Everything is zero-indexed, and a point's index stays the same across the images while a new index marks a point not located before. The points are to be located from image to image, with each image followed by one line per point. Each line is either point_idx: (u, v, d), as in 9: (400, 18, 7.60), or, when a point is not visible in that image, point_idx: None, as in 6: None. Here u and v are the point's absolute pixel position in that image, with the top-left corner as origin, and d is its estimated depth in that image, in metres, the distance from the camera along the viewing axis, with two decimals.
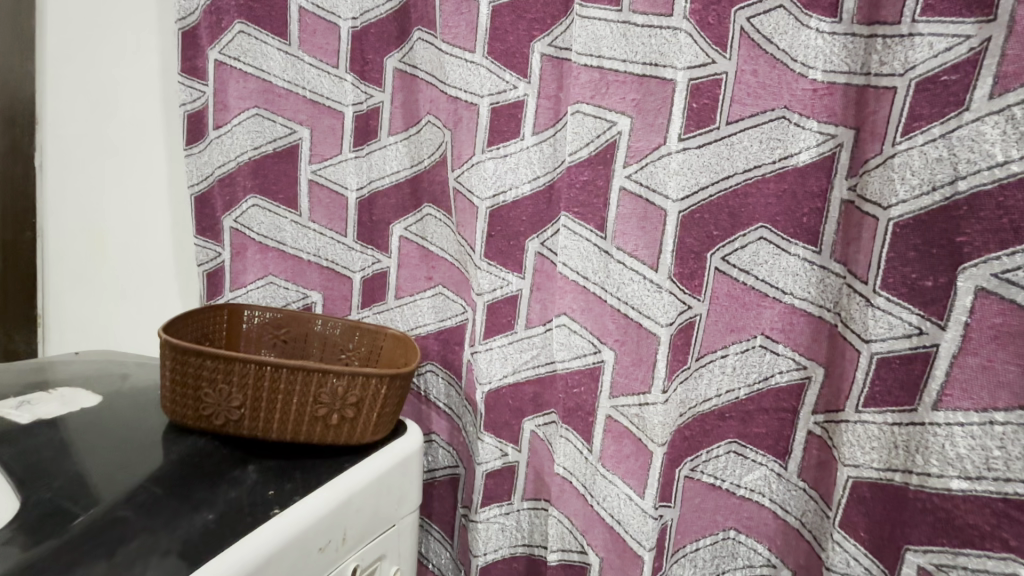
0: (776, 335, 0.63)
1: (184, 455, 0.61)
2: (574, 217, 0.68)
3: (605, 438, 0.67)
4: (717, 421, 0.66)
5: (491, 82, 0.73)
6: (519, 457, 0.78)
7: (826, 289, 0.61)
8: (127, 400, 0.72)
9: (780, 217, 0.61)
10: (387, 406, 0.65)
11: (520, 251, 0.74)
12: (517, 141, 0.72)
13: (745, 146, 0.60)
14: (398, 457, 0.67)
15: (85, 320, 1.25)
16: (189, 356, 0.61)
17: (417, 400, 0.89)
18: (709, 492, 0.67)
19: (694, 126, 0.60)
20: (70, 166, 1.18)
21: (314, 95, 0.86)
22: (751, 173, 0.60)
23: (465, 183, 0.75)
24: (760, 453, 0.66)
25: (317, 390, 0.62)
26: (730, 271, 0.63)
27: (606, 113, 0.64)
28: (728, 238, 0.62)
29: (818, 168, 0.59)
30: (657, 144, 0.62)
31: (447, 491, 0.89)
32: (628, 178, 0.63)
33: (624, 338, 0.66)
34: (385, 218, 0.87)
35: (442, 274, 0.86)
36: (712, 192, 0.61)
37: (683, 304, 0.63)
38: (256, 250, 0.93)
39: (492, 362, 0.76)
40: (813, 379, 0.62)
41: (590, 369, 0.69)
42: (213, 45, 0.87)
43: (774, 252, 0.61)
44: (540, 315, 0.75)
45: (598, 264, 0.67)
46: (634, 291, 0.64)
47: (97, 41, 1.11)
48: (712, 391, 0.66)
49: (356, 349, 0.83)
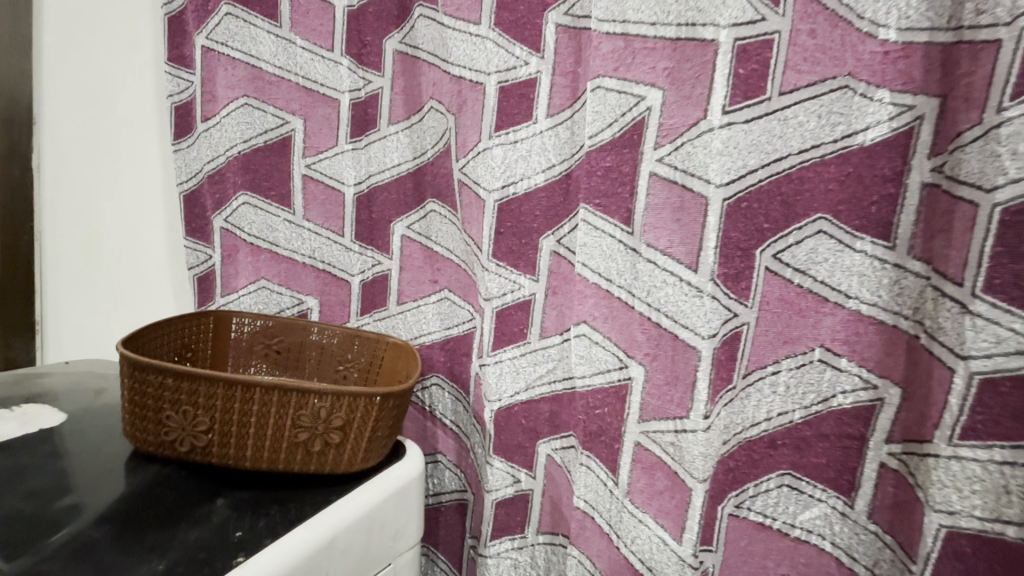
0: (840, 348, 0.52)
1: (143, 488, 0.53)
2: (595, 210, 0.58)
3: (634, 469, 0.58)
4: (768, 450, 0.56)
5: (499, 57, 0.64)
6: (533, 484, 0.69)
7: (903, 293, 0.50)
8: (97, 421, 0.65)
9: (844, 206, 0.50)
10: (379, 428, 0.57)
11: (534, 251, 0.65)
12: (529, 124, 0.63)
13: (801, 122, 0.50)
14: (393, 487, 0.58)
15: (81, 328, 1.19)
16: (148, 374, 0.53)
17: (421, 415, 0.80)
18: (758, 533, 0.57)
19: (741, 96, 0.51)
20: (67, 168, 1.13)
21: (308, 81, 0.78)
22: (807, 155, 0.50)
23: (471, 174, 0.67)
24: (819, 487, 0.55)
25: (296, 414, 0.54)
26: (782, 271, 0.53)
27: (631, 87, 0.55)
28: (779, 232, 0.52)
29: (889, 147, 0.48)
30: (696, 120, 0.52)
31: (455, 518, 0.79)
32: (660, 162, 0.54)
33: (655, 352, 0.56)
34: (385, 216, 0.78)
35: (449, 277, 0.77)
36: (761, 176, 0.51)
37: (728, 311, 0.54)
38: (247, 252, 0.85)
39: (502, 377, 0.67)
40: (886, 402, 0.51)
41: (615, 388, 0.59)
42: (200, 30, 0.81)
43: (835, 250, 0.51)
44: (557, 323, 0.66)
45: (624, 264, 0.57)
46: (669, 296, 0.55)
47: (93, 35, 1.05)
48: (761, 415, 0.55)
49: (354, 360, 0.75)
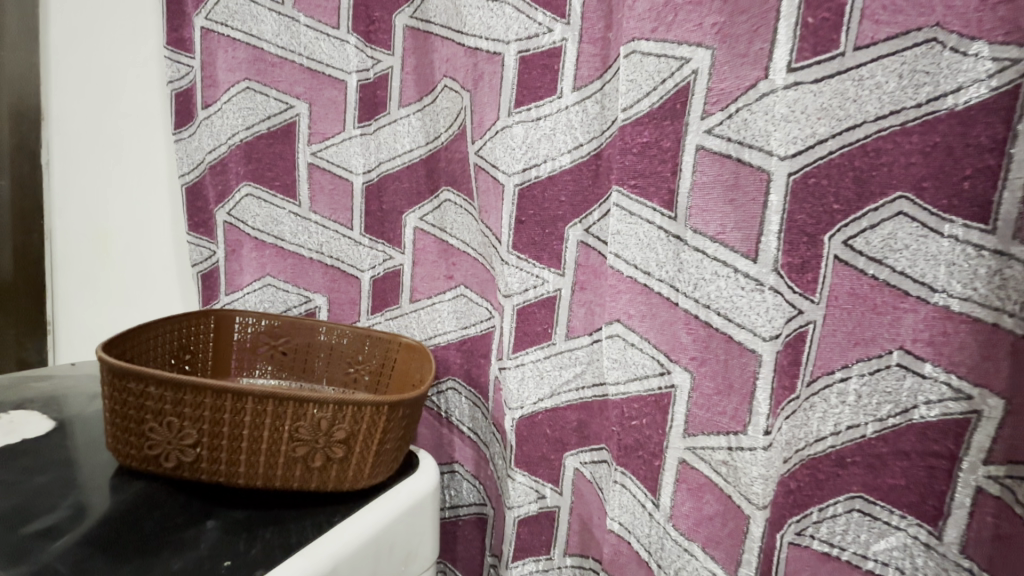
0: (923, 351, 0.44)
1: (125, 510, 0.47)
2: (630, 192, 0.50)
3: (678, 491, 0.51)
4: (834, 469, 0.48)
5: (519, 24, 0.58)
6: (560, 501, 0.62)
7: (1007, 285, 0.41)
8: (86, 432, 0.60)
9: (930, 181, 0.42)
10: (387, 440, 0.51)
11: (559, 241, 0.58)
12: (553, 100, 0.56)
13: (879, 82, 0.42)
14: (404, 506, 0.52)
15: (90, 328, 1.17)
16: (129, 382, 0.47)
17: (437, 422, 0.74)
18: (824, 565, 0.49)
19: (810, 51, 0.43)
20: (74, 163, 1.09)
21: (313, 61, 0.72)
22: (885, 122, 0.42)
23: (489, 156, 0.60)
24: (897, 513, 0.47)
25: (294, 427, 0.48)
26: (854, 260, 0.45)
27: (673, 49, 0.47)
28: (851, 215, 0.44)
29: (989, 110, 0.40)
30: (753, 82, 0.45)
31: (473, 533, 0.73)
32: (708, 134, 0.47)
33: (703, 356, 0.49)
34: (396, 206, 0.72)
35: (465, 272, 0.70)
36: (832, 147, 0.43)
37: (792, 308, 0.46)
38: (251, 247, 0.80)
39: (524, 382, 0.61)
40: (984, 415, 0.43)
41: (655, 397, 0.51)
42: (199, 10, 0.76)
43: (917, 235, 0.43)
44: (585, 323, 0.59)
45: (666, 255, 0.50)
46: (720, 290, 0.47)
47: (98, 24, 1.01)
48: (827, 429, 0.47)
49: (365, 362, 0.69)
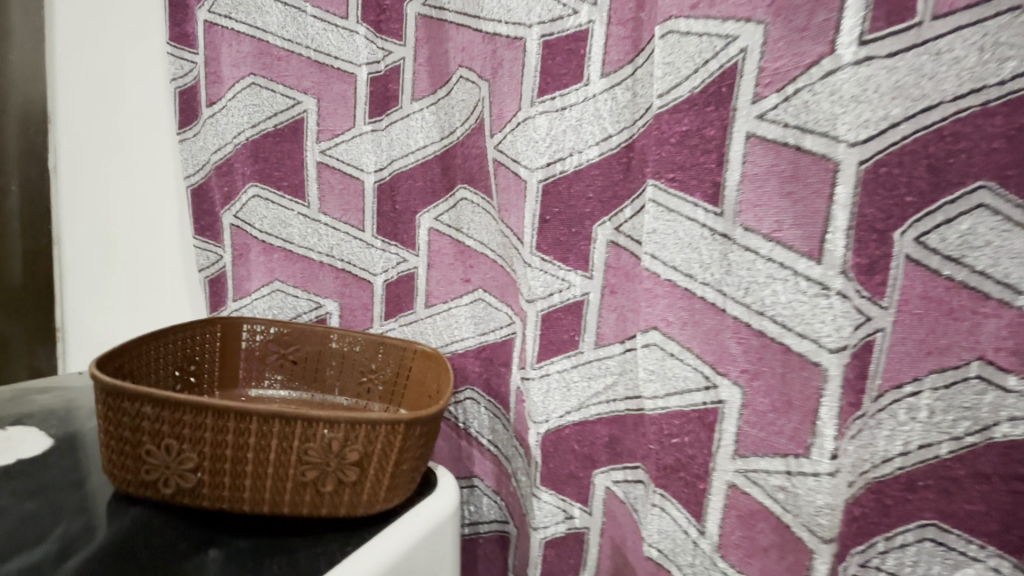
0: (1008, 362, 0.38)
1: (121, 540, 0.43)
2: (668, 187, 0.46)
3: (726, 518, 0.46)
4: (904, 495, 0.42)
5: (542, 5, 0.53)
6: (590, 523, 0.57)
7: None
8: (86, 450, 0.56)
9: (1015, 169, 0.36)
10: (403, 462, 0.46)
11: (587, 241, 0.54)
12: (580, 87, 0.52)
13: (958, 57, 0.36)
14: (422, 533, 0.47)
15: (100, 335, 1.14)
16: (125, 402, 0.43)
17: (455, 434, 0.70)
18: None
19: (884, 21, 0.38)
20: (81, 166, 1.07)
21: (320, 54, 0.69)
22: (963, 103, 0.37)
23: (510, 150, 0.56)
24: (976, 543, 0.40)
25: (301, 449, 0.44)
26: (927, 259, 0.39)
27: (718, 27, 0.43)
28: (924, 208, 0.39)
29: None
30: (818, 57, 0.40)
31: (495, 552, 0.69)
32: (762, 120, 0.42)
33: (756, 368, 0.44)
34: (410, 206, 0.68)
35: (483, 276, 0.66)
36: (904, 132, 0.38)
37: (860, 314, 0.41)
38: (259, 251, 0.77)
39: (550, 394, 0.56)
40: None
41: (700, 414, 0.47)
42: (201, 4, 0.72)
43: (1000, 230, 0.37)
44: (616, 330, 0.54)
45: (711, 256, 0.45)
46: (774, 295, 0.43)
47: (103, 24, 0.98)
48: (895, 448, 0.41)
49: (379, 371, 0.65)
